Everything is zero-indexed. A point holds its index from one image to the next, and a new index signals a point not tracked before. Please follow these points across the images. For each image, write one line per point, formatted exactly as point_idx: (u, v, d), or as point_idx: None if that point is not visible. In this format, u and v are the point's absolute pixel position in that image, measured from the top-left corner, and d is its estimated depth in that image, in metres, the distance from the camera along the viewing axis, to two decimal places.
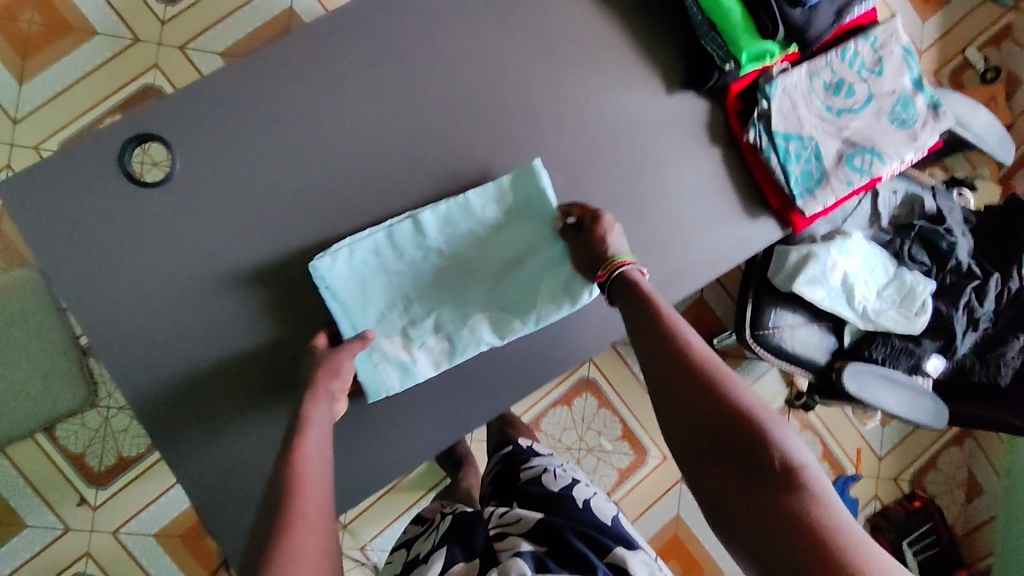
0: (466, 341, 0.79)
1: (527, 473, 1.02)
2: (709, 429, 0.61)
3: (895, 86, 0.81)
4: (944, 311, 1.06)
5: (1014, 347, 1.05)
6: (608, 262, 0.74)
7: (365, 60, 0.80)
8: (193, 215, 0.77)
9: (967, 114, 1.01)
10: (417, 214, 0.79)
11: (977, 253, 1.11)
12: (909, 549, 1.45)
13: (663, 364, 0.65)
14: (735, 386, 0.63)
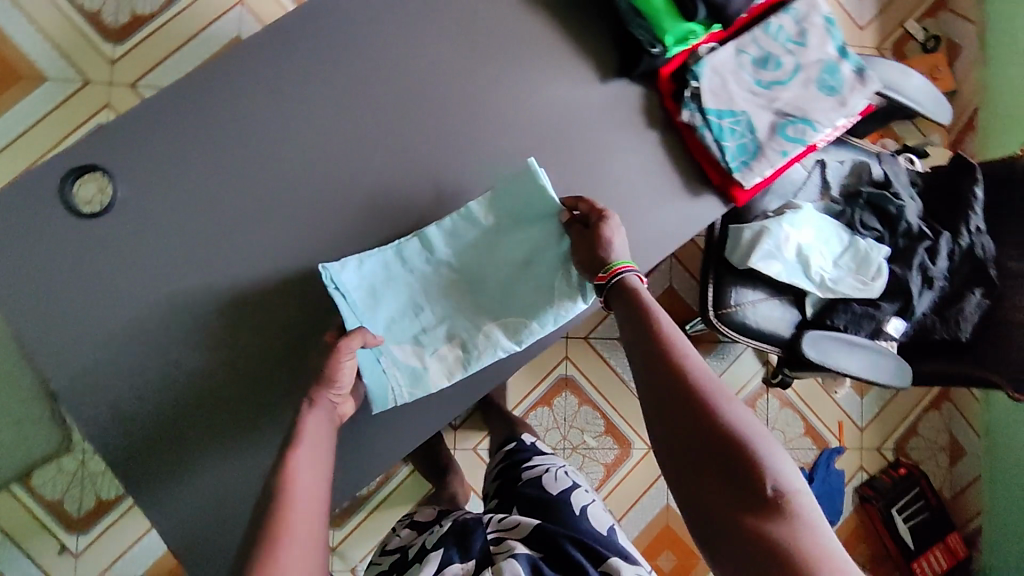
0: (476, 346, 0.79)
1: (528, 473, 1.03)
2: (701, 446, 0.62)
3: (820, 55, 0.82)
4: (899, 273, 1.08)
5: (971, 302, 1.07)
6: (610, 267, 0.74)
7: (300, 74, 0.80)
8: (139, 241, 0.76)
9: (901, 79, 1.01)
10: (422, 230, 0.79)
11: (927, 214, 1.13)
12: (899, 516, 1.46)
13: (660, 380, 0.66)
14: (732, 408, 0.64)
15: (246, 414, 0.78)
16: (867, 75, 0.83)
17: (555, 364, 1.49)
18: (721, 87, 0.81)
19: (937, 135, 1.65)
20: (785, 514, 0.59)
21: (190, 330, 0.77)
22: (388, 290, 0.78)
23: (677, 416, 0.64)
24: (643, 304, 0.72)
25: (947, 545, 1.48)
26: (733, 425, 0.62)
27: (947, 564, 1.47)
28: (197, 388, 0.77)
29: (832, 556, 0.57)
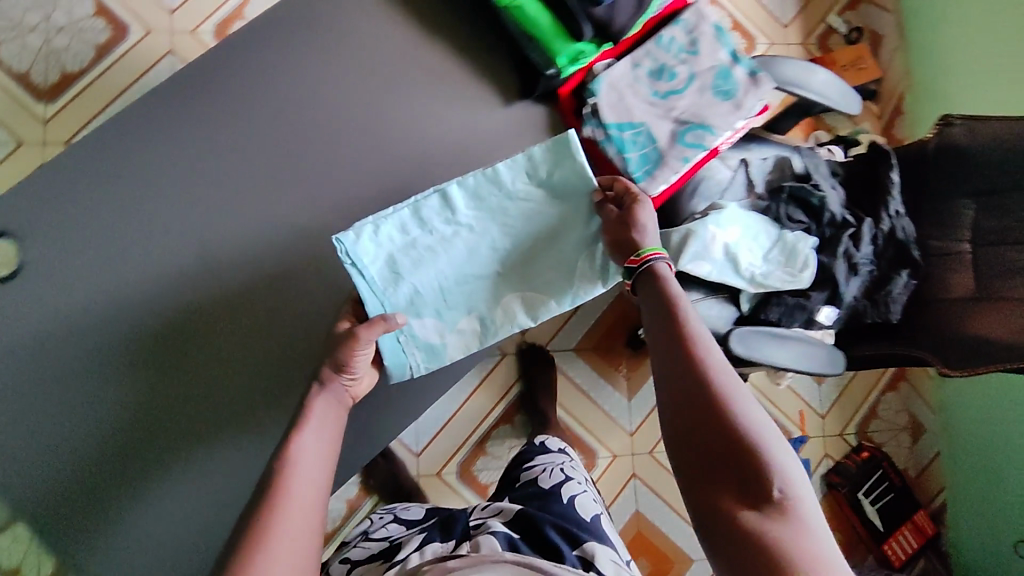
0: (500, 319, 0.85)
1: (527, 471, 1.07)
2: (708, 434, 0.63)
3: (713, 62, 0.85)
4: (826, 262, 1.10)
5: (898, 284, 1.09)
6: (641, 252, 0.76)
7: (206, 124, 0.83)
8: (54, 301, 0.77)
9: (806, 76, 1.04)
10: (446, 192, 0.82)
11: (850, 203, 1.15)
12: (865, 499, 1.51)
13: (680, 372, 0.67)
14: (745, 409, 0.64)
15: (181, 460, 0.79)
16: (760, 76, 0.85)
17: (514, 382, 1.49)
18: (621, 101, 0.83)
19: (869, 124, 1.69)
20: (789, 515, 0.58)
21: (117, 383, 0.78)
22: (410, 263, 0.82)
23: (685, 404, 0.66)
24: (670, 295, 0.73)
25: (916, 524, 1.51)
26: (741, 418, 0.62)
27: (919, 543, 1.50)
28: (121, 440, 0.77)
29: (835, 563, 0.55)
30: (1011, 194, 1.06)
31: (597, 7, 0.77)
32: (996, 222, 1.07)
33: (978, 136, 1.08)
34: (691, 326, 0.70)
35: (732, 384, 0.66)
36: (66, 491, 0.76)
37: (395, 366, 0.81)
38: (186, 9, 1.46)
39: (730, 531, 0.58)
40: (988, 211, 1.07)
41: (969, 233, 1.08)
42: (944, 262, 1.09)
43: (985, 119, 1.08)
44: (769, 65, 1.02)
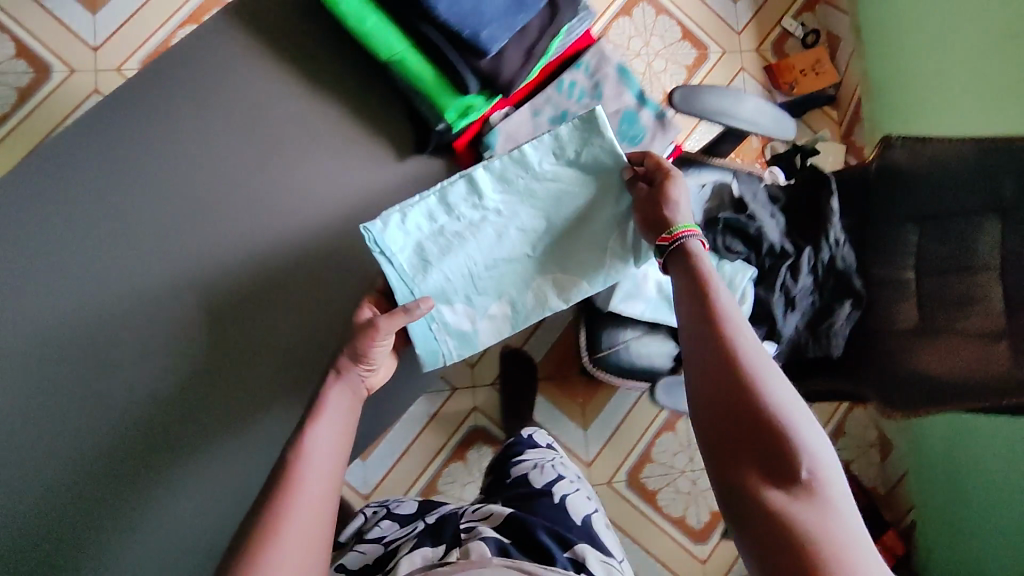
0: (530, 290, 1.00)
1: (518, 468, 1.14)
2: (738, 415, 0.70)
3: (618, 107, 0.97)
4: (763, 296, 1.09)
5: (840, 316, 1.05)
6: (674, 229, 0.85)
7: (144, 221, 1.01)
8: (31, 374, 0.96)
9: (734, 105, 0.99)
10: (469, 175, 0.93)
11: (790, 231, 1.12)
12: None
13: (712, 348, 0.75)
14: (774, 389, 0.70)
15: (143, 500, 0.95)
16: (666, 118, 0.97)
17: (465, 415, 1.51)
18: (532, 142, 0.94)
19: (828, 130, 1.64)
20: (811, 495, 0.64)
21: (87, 434, 0.96)
22: (441, 247, 0.95)
23: (717, 386, 0.73)
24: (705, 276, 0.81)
25: (885, 545, 1.51)
26: (772, 401, 0.69)
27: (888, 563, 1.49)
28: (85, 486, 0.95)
29: (855, 545, 0.61)
30: (953, 221, 0.99)
31: (482, 59, 0.72)
32: (939, 251, 1.01)
33: (917, 159, 1.02)
34: (723, 306, 0.78)
35: (763, 366, 0.73)
36: (51, 529, 0.93)
37: (423, 349, 0.99)
38: (112, 43, 1.42)
39: (758, 506, 0.65)
40: (932, 239, 1.01)
41: (912, 261, 1.04)
42: (887, 291, 1.08)
43: (926, 140, 1.02)
44: (690, 99, 0.98)
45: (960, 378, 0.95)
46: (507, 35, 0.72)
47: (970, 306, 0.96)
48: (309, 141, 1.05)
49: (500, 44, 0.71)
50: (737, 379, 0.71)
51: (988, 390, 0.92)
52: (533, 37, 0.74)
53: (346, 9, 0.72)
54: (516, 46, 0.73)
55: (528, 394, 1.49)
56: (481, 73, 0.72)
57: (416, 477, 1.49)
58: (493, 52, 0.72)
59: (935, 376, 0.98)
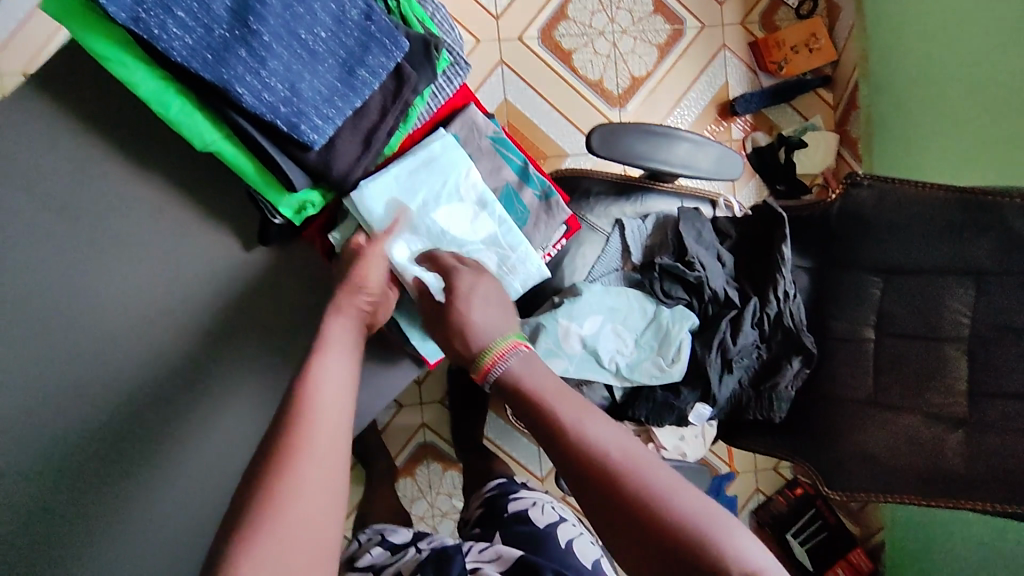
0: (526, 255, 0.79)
1: (513, 505, 0.87)
2: (659, 553, 0.50)
3: (494, 184, 0.81)
4: (699, 353, 0.95)
5: (787, 375, 0.94)
6: (482, 361, 0.65)
7: None
8: None
9: (659, 150, 0.87)
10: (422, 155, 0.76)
11: (738, 277, 1.00)
12: (794, 540, 1.46)
13: (581, 483, 0.54)
14: (664, 492, 0.52)
15: None
16: (554, 201, 0.83)
17: (413, 431, 1.38)
18: (474, 146, 0.80)
19: (820, 117, 1.46)
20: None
21: None
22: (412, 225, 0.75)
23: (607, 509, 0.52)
24: (525, 387, 0.62)
25: (848, 562, 1.45)
26: (671, 511, 0.51)
27: None
28: None
29: None
30: (919, 279, 0.86)
31: (310, 150, 0.60)
32: (904, 314, 0.87)
33: (885, 205, 0.89)
34: (567, 409, 0.59)
35: (641, 464, 0.54)
36: None
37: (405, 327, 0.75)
38: (10, 46, 1.27)
39: None
40: (896, 296, 0.88)
41: (874, 318, 0.91)
42: (844, 349, 0.94)
43: (898, 182, 0.88)
44: (611, 143, 0.86)
45: (907, 465, 0.84)
46: (337, 122, 0.60)
47: (930, 383, 0.83)
48: (108, 169, 0.70)
49: (327, 134, 0.60)
50: (625, 496, 0.52)
51: (942, 487, 0.80)
52: (374, 117, 0.63)
53: (137, 87, 0.57)
54: (352, 130, 0.63)
55: (481, 414, 1.34)
56: (312, 168, 0.61)
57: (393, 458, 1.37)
58: (322, 143, 0.60)
59: (882, 461, 0.86)
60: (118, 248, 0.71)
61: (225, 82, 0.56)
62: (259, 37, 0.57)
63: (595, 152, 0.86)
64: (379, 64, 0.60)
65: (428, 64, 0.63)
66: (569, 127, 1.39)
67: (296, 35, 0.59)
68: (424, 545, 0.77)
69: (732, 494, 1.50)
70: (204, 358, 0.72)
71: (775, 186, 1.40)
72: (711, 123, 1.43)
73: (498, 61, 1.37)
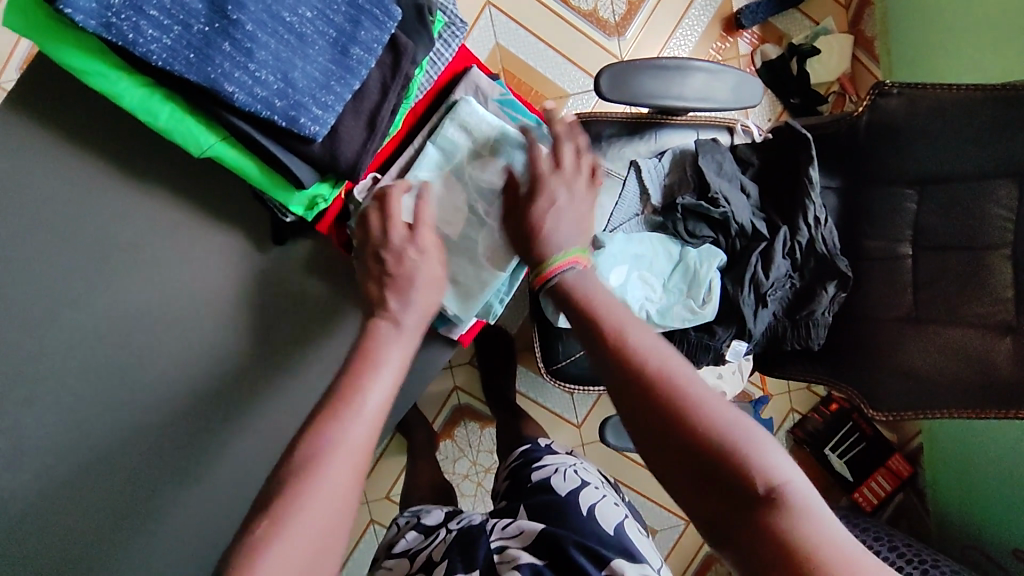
0: (487, 115, 0.75)
1: (536, 474, 0.81)
2: (683, 456, 0.53)
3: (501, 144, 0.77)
4: (731, 291, 0.93)
5: (823, 302, 0.92)
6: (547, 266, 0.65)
7: None
8: None
9: (673, 85, 0.82)
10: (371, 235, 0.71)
11: (764, 206, 0.97)
12: (833, 454, 1.49)
13: (615, 381, 0.57)
14: (697, 400, 0.54)
15: None
16: None
17: (447, 395, 1.39)
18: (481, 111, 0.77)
19: (832, 19, 1.37)
20: (788, 510, 0.50)
21: None
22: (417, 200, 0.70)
23: (649, 446, 0.55)
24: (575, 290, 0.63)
25: (889, 468, 1.47)
26: (703, 424, 0.53)
27: (891, 487, 1.46)
28: None
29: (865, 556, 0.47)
30: (953, 188, 0.83)
31: (313, 143, 0.56)
32: (942, 226, 0.84)
33: (918, 114, 0.84)
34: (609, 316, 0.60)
35: (674, 374, 0.56)
36: None
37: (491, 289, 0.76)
38: None
39: (746, 546, 0.50)
40: (933, 209, 0.85)
41: (910, 233, 0.88)
42: (881, 269, 0.92)
43: (930, 87, 0.83)
44: (620, 85, 0.81)
45: (958, 381, 0.81)
46: (337, 108, 0.56)
47: (974, 293, 0.80)
48: (105, 180, 0.66)
49: (329, 123, 0.55)
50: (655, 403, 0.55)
51: (987, 398, 0.77)
52: (375, 97, 0.58)
53: (122, 100, 0.54)
54: (354, 114, 0.58)
55: (512, 371, 1.34)
56: (318, 160, 0.57)
57: (432, 423, 1.39)
58: (325, 134, 0.56)
59: (927, 379, 0.84)
60: (118, 269, 0.67)
61: (213, 81, 0.52)
62: (241, 27, 0.53)
63: (605, 97, 0.81)
64: (373, 39, 0.56)
65: (424, 31, 0.59)
66: (567, 65, 1.32)
67: (279, 19, 0.54)
68: (452, 526, 0.75)
69: (768, 417, 1.52)
70: (223, 364, 0.70)
71: (789, 100, 1.35)
72: (716, 40, 1.35)
73: (484, 3, 1.28)
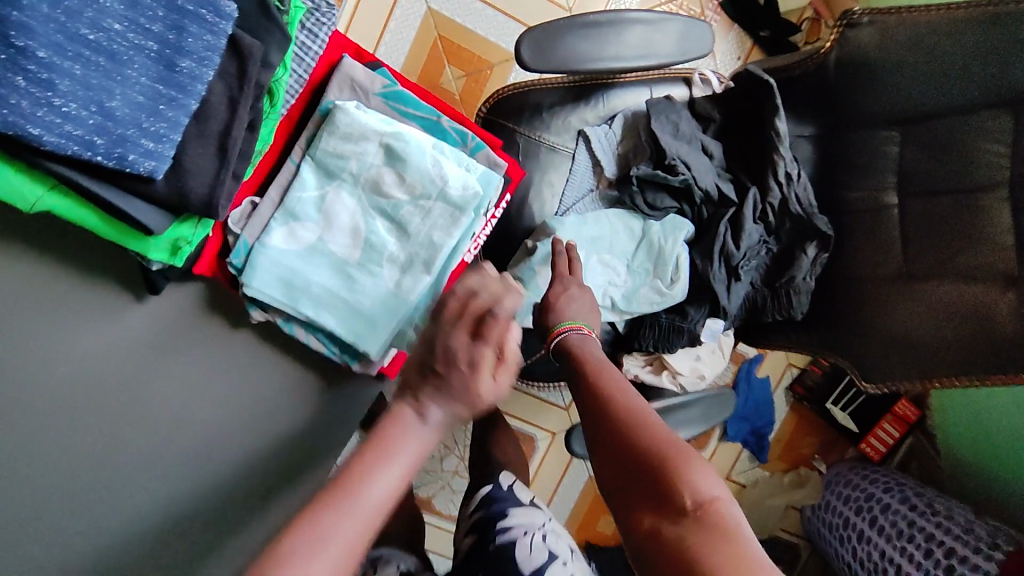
0: (368, 119, 0.68)
1: (502, 537, 0.74)
2: (622, 463, 0.53)
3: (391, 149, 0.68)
4: (700, 266, 0.83)
5: (803, 267, 0.83)
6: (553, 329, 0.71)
7: None
8: None
9: (605, 44, 0.71)
10: (252, 276, 0.66)
11: (730, 166, 0.86)
12: (835, 407, 1.43)
13: (585, 401, 0.61)
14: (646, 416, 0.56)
15: None
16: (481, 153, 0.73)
17: None
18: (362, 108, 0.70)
19: None
20: (711, 529, 0.47)
21: None
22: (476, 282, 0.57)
23: (599, 460, 0.56)
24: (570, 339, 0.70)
25: (895, 414, 1.38)
26: (643, 434, 0.54)
27: (900, 433, 1.38)
28: None
29: None
30: (940, 125, 0.73)
31: (154, 180, 0.52)
32: (929, 168, 0.74)
33: (891, 45, 0.74)
34: (590, 356, 0.66)
35: (633, 399, 0.58)
36: None
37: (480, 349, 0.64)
38: None
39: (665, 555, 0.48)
40: (918, 150, 0.75)
41: (895, 179, 0.78)
42: (863, 223, 0.82)
43: (903, 11, 0.73)
44: (543, 51, 0.70)
45: (956, 345, 0.71)
46: (172, 137, 0.52)
47: (968, 242, 0.70)
48: None
49: (166, 156, 0.52)
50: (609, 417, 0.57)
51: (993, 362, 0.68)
52: (224, 116, 0.55)
53: None
54: (200, 138, 0.54)
55: None
56: (165, 199, 0.54)
57: None
58: (163, 168, 0.52)
59: (922, 344, 0.74)
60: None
61: (16, 123, 0.46)
62: (37, 56, 0.47)
63: (528, 67, 0.70)
64: (203, 46, 0.52)
65: (276, 29, 0.56)
66: (510, 23, 1.19)
67: (82, 42, 0.49)
68: None
69: (764, 375, 1.45)
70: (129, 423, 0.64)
71: (760, 33, 1.22)
72: None
73: None
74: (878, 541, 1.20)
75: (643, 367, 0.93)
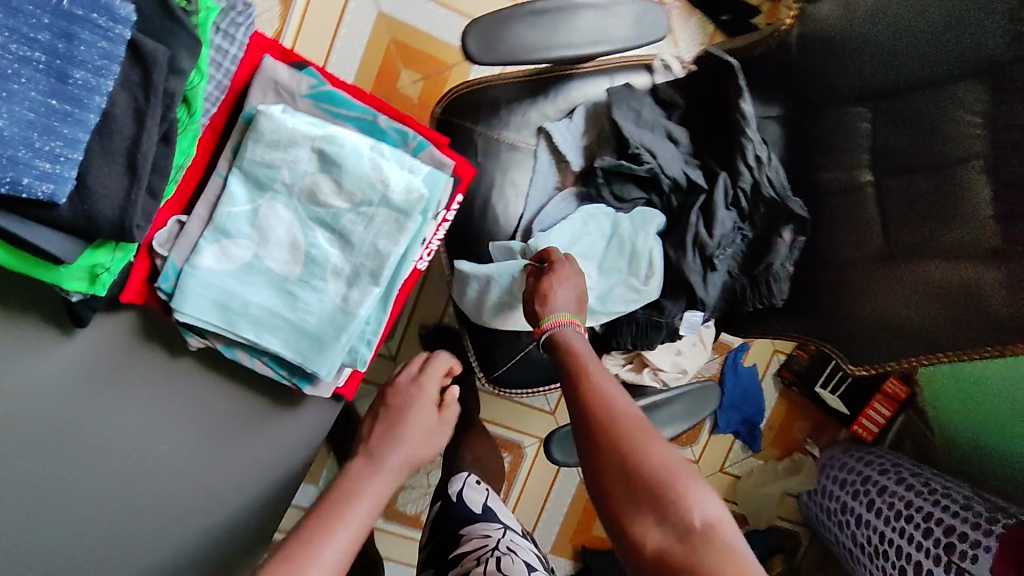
0: (297, 123, 0.63)
1: None
2: (623, 480, 0.53)
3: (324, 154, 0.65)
4: (673, 257, 0.80)
5: (780, 252, 0.80)
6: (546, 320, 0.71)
7: None
8: None
9: (555, 32, 0.67)
10: (184, 299, 0.62)
11: (697, 153, 0.83)
12: (824, 391, 1.40)
13: (580, 413, 0.60)
14: (648, 432, 0.56)
15: None
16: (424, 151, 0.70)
17: None
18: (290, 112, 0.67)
19: None
20: (713, 551, 0.48)
21: None
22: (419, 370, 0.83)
23: (593, 471, 0.56)
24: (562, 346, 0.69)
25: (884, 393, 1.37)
26: (647, 451, 0.54)
27: (891, 413, 1.37)
28: None
29: None
30: (908, 96, 0.70)
31: (57, 204, 0.49)
32: (898, 142, 0.71)
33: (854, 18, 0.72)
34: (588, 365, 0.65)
35: (632, 412, 0.58)
36: None
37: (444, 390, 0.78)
38: None
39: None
40: (889, 124, 0.72)
41: (868, 155, 0.75)
42: (839, 203, 0.79)
43: None
44: (490, 42, 0.67)
45: (941, 323, 0.68)
46: (71, 156, 0.49)
47: (947, 216, 0.67)
48: None
49: (66, 178, 0.49)
50: (606, 430, 0.56)
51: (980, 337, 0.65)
52: (130, 129, 0.52)
53: None
54: (106, 155, 0.51)
55: None
56: (69, 223, 0.51)
57: None
58: (62, 191, 0.49)
59: (906, 324, 0.71)
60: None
61: None
62: None
63: (476, 58, 0.67)
64: (98, 57, 0.49)
65: (181, 31, 0.53)
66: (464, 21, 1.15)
67: None
68: None
69: (751, 364, 1.43)
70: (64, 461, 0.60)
71: (722, 18, 1.19)
72: None
73: None
74: (877, 525, 1.17)
75: (624, 365, 0.91)
